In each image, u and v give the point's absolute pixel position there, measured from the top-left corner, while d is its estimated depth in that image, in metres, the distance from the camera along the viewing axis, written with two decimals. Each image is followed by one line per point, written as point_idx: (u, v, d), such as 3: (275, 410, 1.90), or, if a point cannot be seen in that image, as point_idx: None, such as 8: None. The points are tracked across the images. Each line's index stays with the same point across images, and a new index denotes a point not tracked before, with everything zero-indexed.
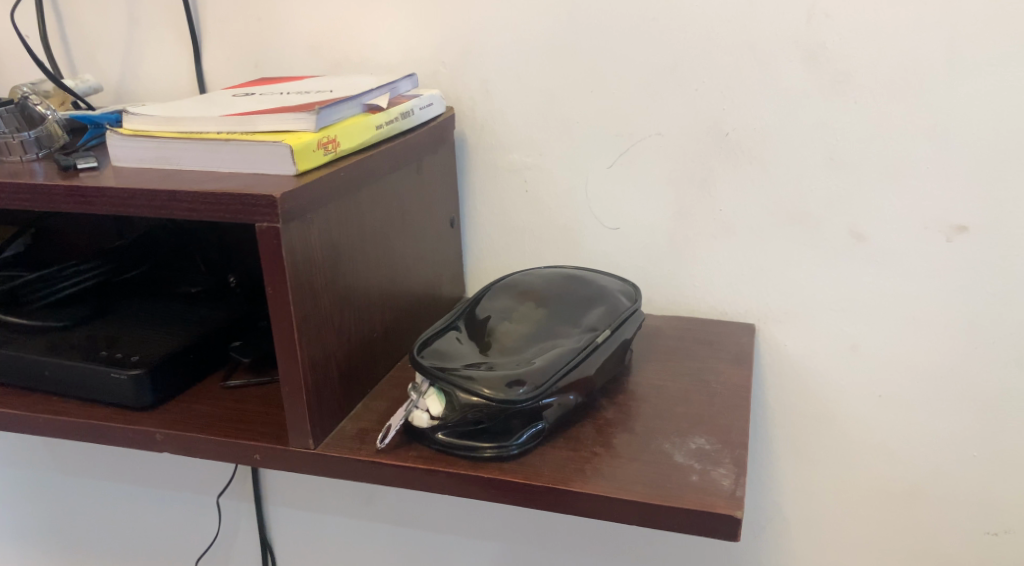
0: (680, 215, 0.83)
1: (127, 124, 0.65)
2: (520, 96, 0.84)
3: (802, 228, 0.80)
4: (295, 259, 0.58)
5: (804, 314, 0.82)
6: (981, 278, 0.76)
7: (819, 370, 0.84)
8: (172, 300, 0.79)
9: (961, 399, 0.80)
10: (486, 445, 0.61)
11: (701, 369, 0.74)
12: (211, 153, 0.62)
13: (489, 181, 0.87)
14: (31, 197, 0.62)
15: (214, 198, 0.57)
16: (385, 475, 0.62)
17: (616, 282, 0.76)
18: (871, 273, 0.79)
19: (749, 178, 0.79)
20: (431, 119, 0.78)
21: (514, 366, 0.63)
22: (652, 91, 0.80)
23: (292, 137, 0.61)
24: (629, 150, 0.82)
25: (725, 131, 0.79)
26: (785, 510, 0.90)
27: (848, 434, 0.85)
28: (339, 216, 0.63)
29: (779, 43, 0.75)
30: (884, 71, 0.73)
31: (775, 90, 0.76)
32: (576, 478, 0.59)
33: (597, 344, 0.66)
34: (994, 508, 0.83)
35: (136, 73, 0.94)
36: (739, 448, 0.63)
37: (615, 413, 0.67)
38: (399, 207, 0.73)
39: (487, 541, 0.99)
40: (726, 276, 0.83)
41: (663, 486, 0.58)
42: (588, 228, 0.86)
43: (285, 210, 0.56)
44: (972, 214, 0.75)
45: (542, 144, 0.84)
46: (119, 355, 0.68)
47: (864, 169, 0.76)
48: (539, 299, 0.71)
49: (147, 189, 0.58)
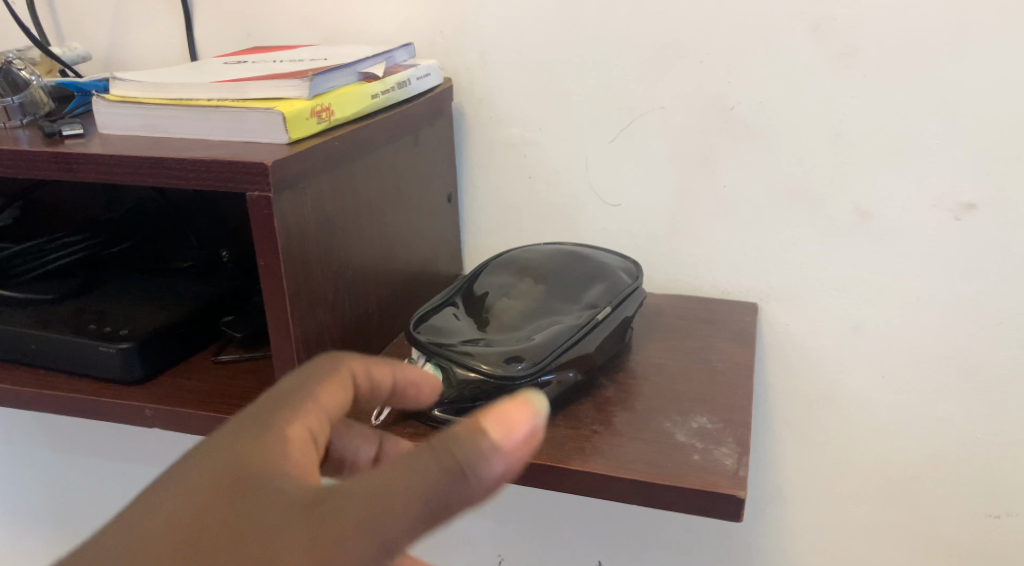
0: (683, 191, 0.81)
1: (116, 91, 0.63)
2: (519, 69, 0.81)
3: (807, 206, 0.78)
4: (287, 230, 0.57)
5: (807, 294, 0.81)
6: (989, 258, 0.75)
7: (821, 351, 0.83)
8: (163, 274, 0.77)
9: (965, 381, 0.79)
10: None
11: (703, 348, 0.73)
12: (201, 121, 0.60)
13: (487, 156, 0.86)
14: (15, 164, 0.60)
15: (204, 166, 0.55)
16: None
17: (617, 259, 0.74)
18: (876, 251, 0.77)
19: (752, 153, 0.78)
20: (428, 90, 0.76)
21: (512, 343, 0.61)
22: (654, 65, 0.78)
23: (285, 105, 0.59)
24: (630, 124, 0.80)
25: (729, 106, 0.77)
26: (785, 491, 0.89)
27: (851, 414, 0.84)
28: (333, 186, 0.61)
29: (785, 16, 0.73)
30: (894, 45, 0.71)
31: (780, 62, 0.74)
32: (575, 457, 0.58)
33: (597, 321, 0.65)
34: (997, 491, 0.82)
35: (125, 42, 0.91)
36: (741, 428, 0.61)
37: (615, 391, 0.66)
38: (394, 180, 0.71)
39: (486, 520, 0.99)
40: (727, 255, 0.82)
41: (663, 465, 0.57)
42: (589, 204, 0.84)
43: (276, 178, 0.55)
44: (981, 192, 0.73)
45: (541, 119, 0.83)
46: (108, 329, 0.67)
47: (870, 146, 0.74)
48: (538, 275, 0.69)
49: (135, 156, 0.56)
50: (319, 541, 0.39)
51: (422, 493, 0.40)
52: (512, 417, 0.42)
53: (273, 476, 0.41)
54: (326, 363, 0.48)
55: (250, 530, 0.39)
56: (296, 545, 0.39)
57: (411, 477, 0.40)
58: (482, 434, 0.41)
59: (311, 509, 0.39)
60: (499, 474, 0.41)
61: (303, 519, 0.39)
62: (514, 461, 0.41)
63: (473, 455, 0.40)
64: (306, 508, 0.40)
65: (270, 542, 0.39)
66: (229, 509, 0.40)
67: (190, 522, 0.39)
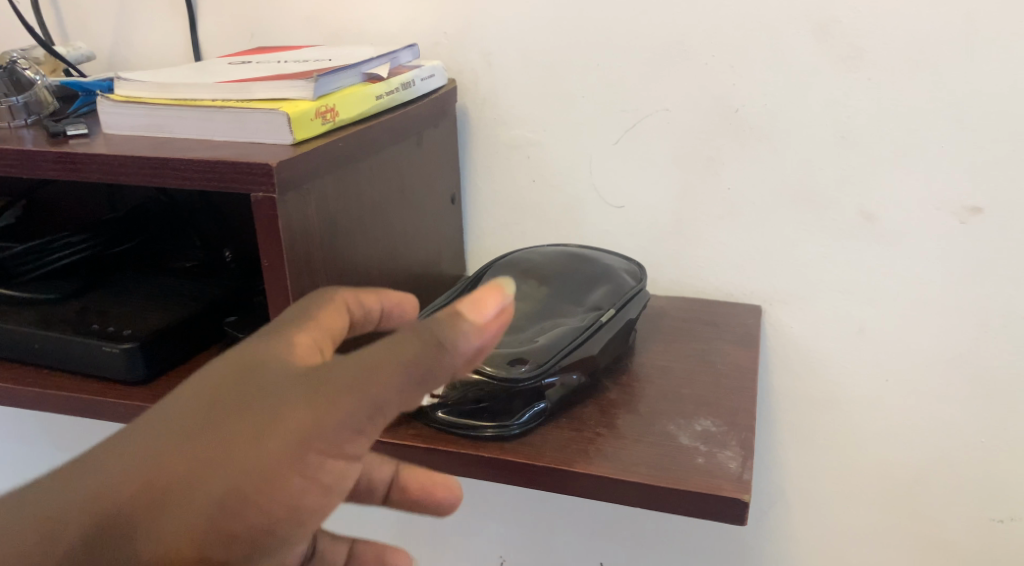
0: (687, 193, 0.81)
1: (120, 91, 0.63)
2: (523, 70, 0.81)
3: (811, 209, 0.78)
4: (291, 231, 0.57)
5: (811, 297, 0.81)
6: (994, 261, 0.75)
7: (825, 353, 0.82)
8: (167, 274, 0.77)
9: (969, 385, 0.79)
10: (487, 424, 0.59)
11: (706, 350, 0.73)
12: (205, 121, 0.60)
13: (490, 157, 0.86)
14: (19, 164, 0.60)
15: (208, 166, 0.55)
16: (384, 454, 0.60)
17: (621, 261, 0.74)
18: (880, 253, 0.77)
19: (756, 156, 0.78)
20: (432, 91, 0.76)
21: (515, 345, 0.61)
22: (658, 67, 0.77)
23: (289, 105, 0.59)
24: (634, 126, 0.80)
25: (734, 108, 0.77)
26: (788, 494, 0.89)
27: (854, 417, 0.84)
28: (337, 187, 0.61)
29: (790, 18, 0.73)
30: (899, 48, 0.71)
31: (785, 64, 0.74)
32: (579, 459, 0.58)
33: (601, 323, 0.64)
34: (1000, 495, 0.82)
35: (129, 42, 0.91)
36: (746, 431, 0.61)
37: (618, 393, 0.66)
38: (398, 181, 0.71)
39: (488, 521, 0.98)
40: (731, 257, 0.82)
41: (668, 468, 0.57)
42: (593, 206, 0.84)
43: (281, 179, 0.55)
44: (986, 195, 0.73)
45: (544, 120, 0.82)
46: (112, 329, 0.67)
47: (875, 148, 0.74)
48: (542, 278, 0.69)
49: (140, 156, 0.56)
50: (317, 398, 0.35)
51: (410, 360, 0.35)
52: (482, 298, 0.36)
53: (276, 356, 0.36)
54: (310, 297, 0.40)
55: (208, 458, 0.34)
56: (271, 449, 0.34)
57: (382, 361, 0.35)
58: (450, 314, 0.35)
59: (280, 413, 0.35)
60: (477, 347, 0.36)
61: (302, 386, 0.35)
62: (494, 334, 0.36)
63: (456, 332, 0.35)
64: (280, 408, 0.35)
65: (235, 459, 0.34)
66: (177, 446, 0.34)
67: (138, 474, 0.34)
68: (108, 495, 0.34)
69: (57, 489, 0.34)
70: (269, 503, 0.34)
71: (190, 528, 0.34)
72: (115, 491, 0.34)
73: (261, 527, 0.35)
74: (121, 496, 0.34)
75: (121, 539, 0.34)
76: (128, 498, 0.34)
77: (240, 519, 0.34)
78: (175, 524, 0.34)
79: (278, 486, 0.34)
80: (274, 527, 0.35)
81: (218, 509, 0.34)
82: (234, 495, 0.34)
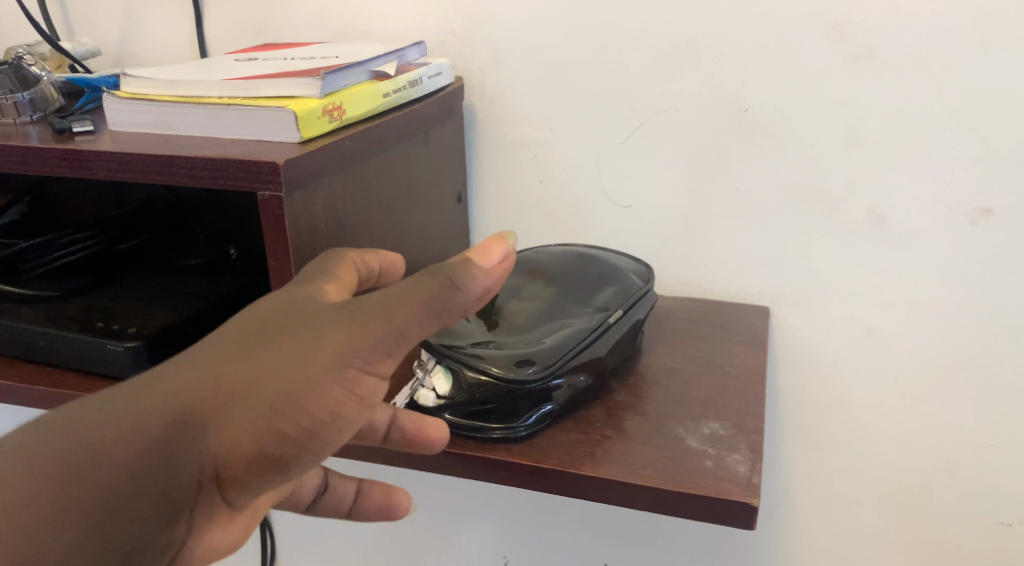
0: (695, 193, 0.80)
1: (127, 88, 0.62)
2: (531, 68, 0.81)
3: (820, 209, 0.77)
4: (298, 230, 0.56)
5: (819, 299, 0.80)
6: (1005, 264, 0.74)
7: (833, 355, 0.82)
8: (172, 272, 0.77)
9: (978, 388, 0.78)
10: (493, 426, 0.59)
11: (714, 351, 0.72)
12: (212, 119, 0.59)
13: (497, 156, 0.85)
14: (25, 161, 0.59)
15: (215, 165, 0.55)
16: (389, 454, 0.60)
17: (629, 262, 0.73)
18: (890, 255, 0.77)
19: (765, 156, 0.77)
20: (439, 89, 0.76)
21: (522, 346, 0.61)
22: (667, 66, 0.77)
23: (297, 103, 0.58)
24: (642, 125, 0.79)
25: (744, 108, 0.76)
26: (794, 496, 0.89)
27: (862, 420, 0.83)
28: (343, 186, 0.61)
29: (802, 17, 0.72)
30: (911, 48, 0.70)
31: (797, 64, 0.74)
32: (587, 462, 0.57)
33: (608, 324, 0.64)
34: (1008, 499, 0.81)
35: (135, 37, 0.91)
36: (754, 434, 0.61)
37: (626, 395, 0.65)
38: (405, 179, 0.71)
39: (492, 521, 0.98)
40: (739, 257, 0.81)
41: (676, 471, 0.56)
42: (600, 205, 0.84)
43: (288, 178, 0.54)
44: (997, 196, 0.72)
45: (552, 119, 0.82)
46: (116, 327, 0.66)
47: (886, 149, 0.74)
48: (549, 278, 0.68)
49: (146, 154, 0.56)
50: (350, 323, 0.42)
51: (426, 296, 0.43)
52: (487, 246, 0.45)
53: (311, 297, 0.44)
54: (326, 258, 0.48)
55: (265, 364, 0.41)
56: (314, 362, 0.41)
57: (408, 293, 0.43)
58: (462, 260, 0.44)
59: (323, 332, 0.42)
60: (485, 288, 0.44)
61: (336, 314, 0.43)
62: (499, 276, 0.44)
63: (464, 272, 0.44)
64: (319, 332, 0.42)
65: (286, 367, 0.41)
66: (238, 357, 0.42)
67: (205, 379, 0.41)
68: (180, 397, 0.41)
69: (132, 394, 0.41)
70: (315, 404, 0.42)
71: (252, 421, 0.41)
72: (186, 393, 0.41)
73: (306, 426, 0.42)
74: (191, 397, 0.41)
75: (191, 431, 0.41)
76: (196, 399, 0.41)
77: (290, 415, 0.41)
78: (237, 419, 0.41)
79: (320, 392, 0.42)
80: (318, 427, 0.42)
81: (273, 407, 0.41)
82: (285, 395, 0.41)
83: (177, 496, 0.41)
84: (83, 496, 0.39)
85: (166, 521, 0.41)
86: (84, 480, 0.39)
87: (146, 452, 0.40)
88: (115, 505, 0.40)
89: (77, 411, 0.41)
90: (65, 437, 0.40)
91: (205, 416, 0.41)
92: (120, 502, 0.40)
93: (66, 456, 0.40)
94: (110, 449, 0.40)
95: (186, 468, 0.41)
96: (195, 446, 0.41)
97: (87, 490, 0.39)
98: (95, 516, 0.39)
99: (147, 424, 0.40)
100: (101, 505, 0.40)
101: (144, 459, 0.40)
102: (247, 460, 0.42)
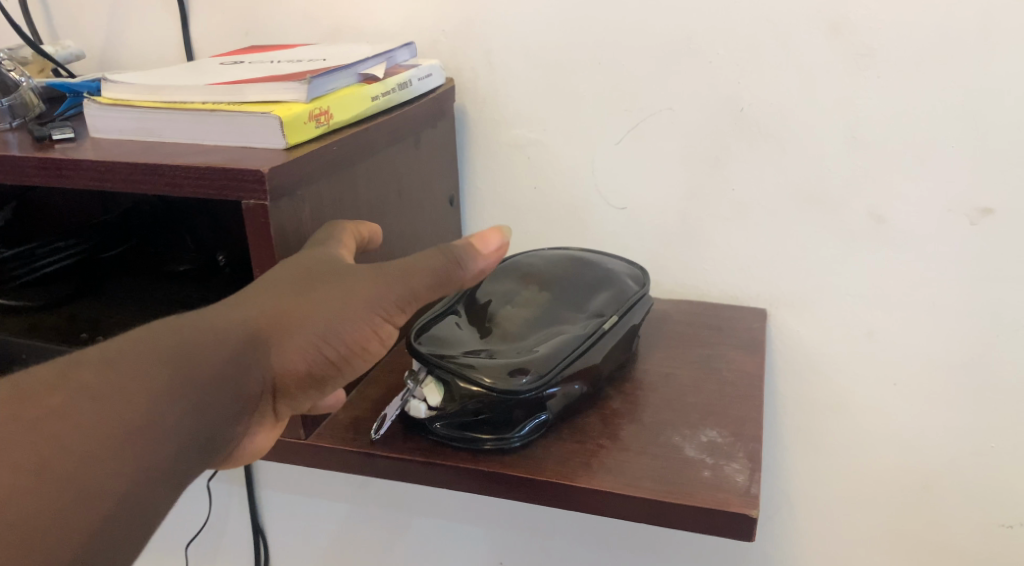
0: (693, 194, 0.79)
1: (109, 93, 0.61)
2: (525, 68, 0.79)
3: (819, 209, 0.76)
4: (284, 238, 0.55)
5: (818, 301, 0.79)
6: (1006, 263, 0.73)
7: (831, 356, 0.81)
8: (160, 279, 0.75)
9: (979, 388, 0.77)
10: (486, 437, 0.58)
11: (712, 356, 0.71)
12: (196, 124, 0.58)
13: (490, 158, 0.84)
14: (3, 170, 0.58)
15: (198, 173, 0.53)
16: (380, 467, 0.59)
17: (624, 264, 0.72)
18: (889, 256, 0.76)
19: (764, 156, 0.76)
20: (430, 91, 0.74)
21: (515, 354, 0.59)
22: (662, 65, 0.76)
23: (283, 109, 0.57)
24: (638, 126, 0.78)
25: (740, 108, 0.75)
26: (794, 499, 0.88)
27: (861, 422, 0.82)
28: (332, 193, 0.59)
29: (800, 14, 0.71)
30: (910, 46, 0.69)
31: (794, 63, 0.72)
32: (582, 473, 0.56)
33: (604, 330, 0.63)
34: (1010, 501, 0.80)
35: (121, 39, 0.89)
36: (752, 442, 0.60)
37: (622, 402, 0.64)
38: (396, 183, 0.69)
39: (487, 527, 0.97)
40: (736, 259, 0.80)
41: (673, 482, 0.55)
42: (595, 207, 0.82)
43: (273, 186, 0.53)
44: (998, 197, 0.71)
45: (546, 119, 0.81)
46: (101, 339, 0.65)
47: (884, 149, 0.72)
48: (543, 282, 0.67)
49: (127, 162, 0.54)
50: (379, 274, 0.52)
51: (433, 265, 0.53)
52: (486, 237, 0.54)
53: (333, 254, 0.54)
54: (329, 228, 0.56)
55: (317, 299, 0.51)
56: (355, 302, 0.51)
57: (422, 261, 0.53)
58: (467, 243, 0.53)
59: (359, 280, 0.52)
60: (482, 268, 0.54)
61: (366, 268, 0.53)
62: (492, 262, 0.54)
63: (464, 252, 0.53)
64: (357, 279, 0.52)
65: (334, 306, 0.51)
66: (295, 294, 0.51)
67: (267, 311, 0.50)
68: (250, 320, 0.50)
69: (210, 315, 0.49)
70: (357, 336, 0.51)
71: (306, 343, 0.50)
72: (253, 319, 0.50)
73: (343, 353, 0.51)
74: (256, 323, 0.50)
75: (260, 347, 0.50)
76: (262, 324, 0.50)
77: (337, 342, 0.51)
78: (296, 340, 0.50)
79: (358, 327, 0.51)
80: (353, 357, 0.52)
81: (325, 333, 0.51)
82: (331, 326, 0.51)
83: (247, 398, 0.49)
84: (181, 385, 0.46)
85: (236, 420, 0.49)
86: (181, 375, 0.46)
87: (227, 358, 0.48)
88: (204, 401, 0.47)
89: (172, 324, 0.48)
90: (158, 344, 0.47)
91: (271, 336, 0.50)
92: (207, 398, 0.47)
93: (164, 355, 0.46)
94: (198, 354, 0.47)
95: (255, 377, 0.49)
96: (262, 361, 0.50)
97: (182, 381, 0.46)
98: (189, 405, 0.46)
99: (226, 337, 0.49)
100: (195, 395, 0.46)
101: (228, 363, 0.48)
102: (298, 375, 0.51)
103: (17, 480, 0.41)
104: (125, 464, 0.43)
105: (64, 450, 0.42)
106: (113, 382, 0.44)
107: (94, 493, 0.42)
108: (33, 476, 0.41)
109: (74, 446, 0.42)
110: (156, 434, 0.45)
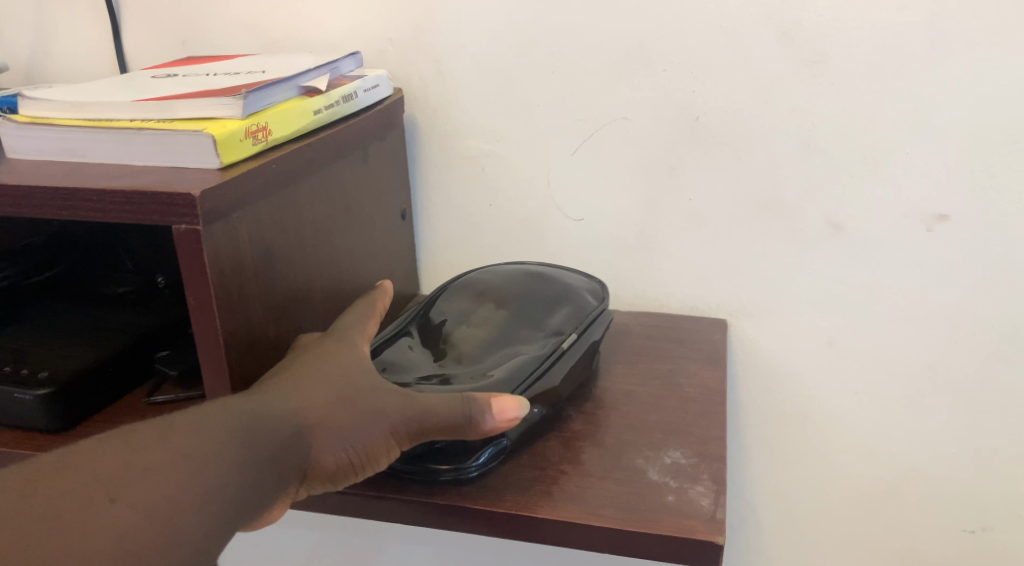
0: (650, 204, 0.77)
1: (27, 111, 0.57)
2: (475, 77, 0.77)
3: (778, 218, 0.75)
4: (219, 264, 0.51)
5: (779, 310, 0.78)
6: (964, 267, 0.72)
7: (794, 366, 0.80)
8: (94, 304, 0.71)
9: (940, 395, 0.77)
10: (443, 468, 0.54)
11: (673, 371, 0.69)
12: (123, 144, 0.54)
13: (442, 170, 0.81)
14: None
15: (124, 198, 0.50)
16: (331, 502, 0.56)
17: (584, 280, 0.70)
18: (848, 264, 0.75)
19: (720, 165, 0.74)
20: (377, 102, 0.71)
21: (471, 379, 0.57)
22: (614, 73, 0.74)
23: (215, 126, 0.53)
24: (593, 134, 0.76)
25: (695, 116, 0.73)
26: (760, 511, 0.86)
27: (825, 432, 0.81)
28: (271, 214, 0.56)
29: (752, 19, 0.69)
30: (863, 50, 0.68)
31: (748, 70, 0.71)
32: (542, 503, 0.54)
33: (563, 350, 0.60)
34: (974, 506, 0.80)
35: (48, 50, 0.85)
36: (717, 462, 0.58)
37: (583, 424, 0.62)
38: (342, 200, 0.66)
39: (449, 549, 0.93)
40: (696, 269, 0.79)
41: (637, 509, 0.53)
42: (551, 219, 0.80)
43: (206, 209, 0.49)
44: (954, 202, 0.70)
45: (498, 130, 0.78)
46: (27, 372, 0.61)
47: (840, 156, 0.71)
48: (499, 300, 0.65)
49: (47, 187, 0.50)
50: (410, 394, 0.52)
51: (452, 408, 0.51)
52: (503, 402, 0.52)
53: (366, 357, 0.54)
54: (357, 312, 0.58)
55: (355, 404, 0.50)
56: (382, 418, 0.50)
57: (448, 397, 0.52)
58: (484, 402, 0.52)
59: (388, 396, 0.51)
60: (489, 429, 0.52)
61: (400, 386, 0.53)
62: (501, 428, 0.52)
63: (481, 408, 0.52)
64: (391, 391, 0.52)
65: (366, 418, 0.50)
66: (336, 393, 0.51)
67: (313, 405, 0.50)
68: (300, 410, 0.49)
69: (267, 398, 0.49)
70: (378, 450, 0.50)
71: (340, 443, 0.50)
72: (301, 411, 0.49)
73: (364, 461, 0.51)
74: (304, 416, 0.49)
75: (305, 440, 0.49)
76: (310, 418, 0.49)
77: (365, 448, 0.50)
78: (337, 437, 0.50)
79: (380, 444, 0.50)
80: (369, 467, 0.51)
81: (362, 436, 0.50)
82: (362, 435, 0.50)
83: (284, 487, 0.49)
84: (241, 463, 0.46)
85: (272, 505, 0.49)
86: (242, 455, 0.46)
87: (279, 444, 0.48)
88: (251, 486, 0.46)
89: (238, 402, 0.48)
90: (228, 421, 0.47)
91: (318, 429, 0.49)
92: (254, 483, 0.46)
93: (230, 434, 0.46)
94: (256, 439, 0.47)
95: (297, 466, 0.49)
96: (301, 453, 0.49)
97: (243, 459, 0.46)
98: (244, 485, 0.46)
99: (278, 425, 0.48)
100: (249, 477, 0.46)
101: (275, 452, 0.48)
102: (325, 472, 0.50)
103: (121, 524, 0.41)
104: (200, 528, 0.44)
105: (167, 502, 0.43)
106: (192, 451, 0.45)
107: (172, 551, 0.42)
108: (139, 521, 0.42)
109: (170, 500, 0.43)
110: (216, 509, 0.44)
